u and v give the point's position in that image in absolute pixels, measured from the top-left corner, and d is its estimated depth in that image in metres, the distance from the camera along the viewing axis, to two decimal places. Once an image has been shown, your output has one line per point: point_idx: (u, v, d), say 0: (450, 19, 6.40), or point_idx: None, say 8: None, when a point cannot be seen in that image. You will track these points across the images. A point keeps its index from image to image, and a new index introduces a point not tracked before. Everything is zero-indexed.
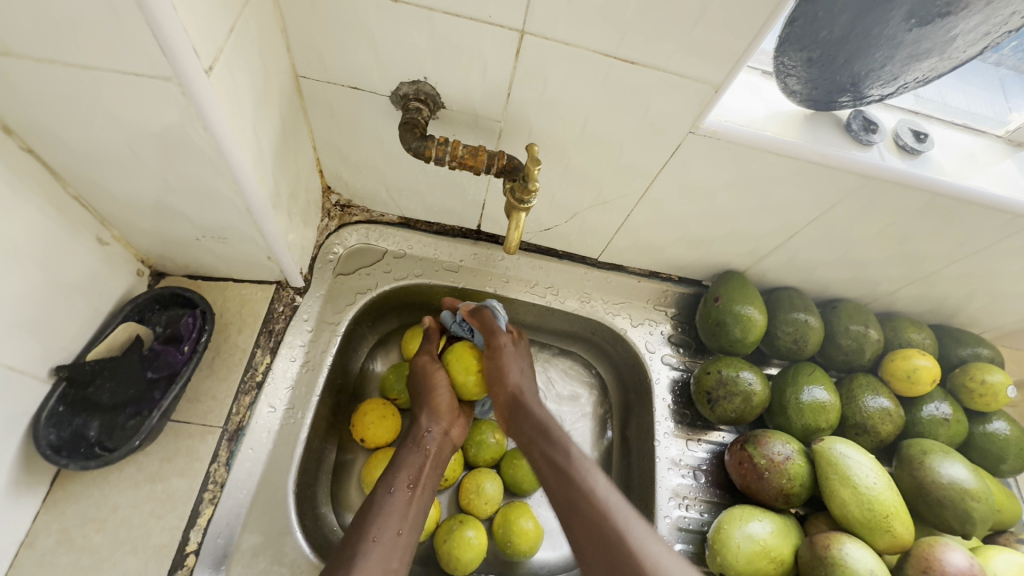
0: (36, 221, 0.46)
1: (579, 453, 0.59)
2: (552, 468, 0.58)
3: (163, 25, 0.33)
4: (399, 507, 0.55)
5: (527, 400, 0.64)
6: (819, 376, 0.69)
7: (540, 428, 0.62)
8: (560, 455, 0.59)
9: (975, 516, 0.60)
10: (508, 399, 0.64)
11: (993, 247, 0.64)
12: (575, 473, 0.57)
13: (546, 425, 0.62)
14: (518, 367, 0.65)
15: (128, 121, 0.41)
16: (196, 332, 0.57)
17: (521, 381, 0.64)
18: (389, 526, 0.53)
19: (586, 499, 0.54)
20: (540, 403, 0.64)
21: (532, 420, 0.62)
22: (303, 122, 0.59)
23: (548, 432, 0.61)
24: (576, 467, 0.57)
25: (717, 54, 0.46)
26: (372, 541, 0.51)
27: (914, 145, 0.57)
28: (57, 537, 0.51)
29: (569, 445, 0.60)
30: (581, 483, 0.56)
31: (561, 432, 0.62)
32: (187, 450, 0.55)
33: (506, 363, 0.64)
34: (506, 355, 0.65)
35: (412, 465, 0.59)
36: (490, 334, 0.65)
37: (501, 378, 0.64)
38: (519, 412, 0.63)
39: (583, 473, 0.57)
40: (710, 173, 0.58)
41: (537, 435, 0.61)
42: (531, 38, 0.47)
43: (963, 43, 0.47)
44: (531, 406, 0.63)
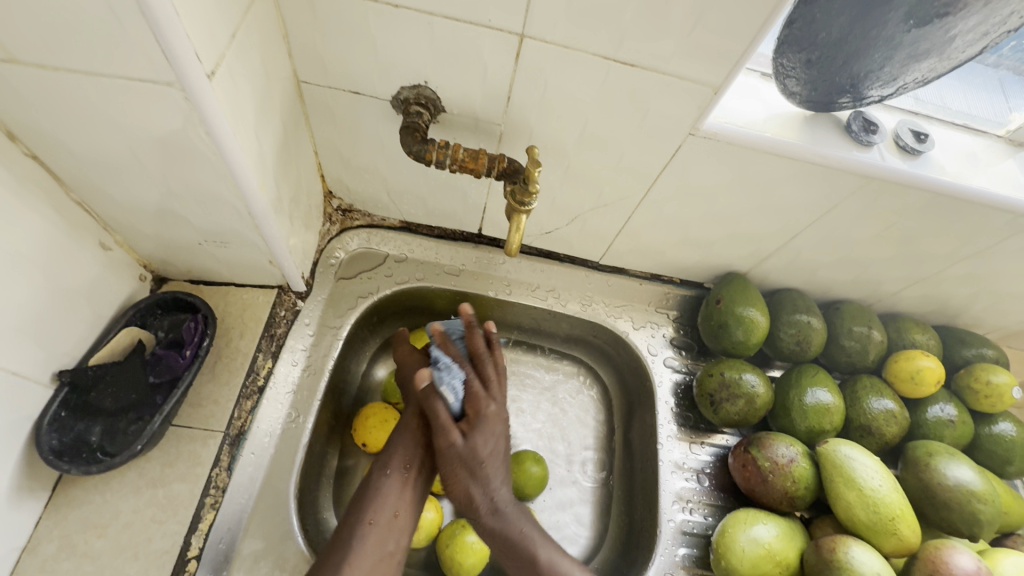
0: (38, 226, 0.46)
1: (534, 538, 0.57)
2: (507, 571, 0.55)
3: (165, 31, 0.33)
4: (395, 489, 0.58)
5: (487, 480, 0.58)
6: (822, 378, 0.68)
7: (495, 536, 0.57)
8: (524, 556, 0.55)
9: (982, 518, 0.59)
10: (468, 497, 0.58)
11: (996, 246, 0.64)
12: (519, 542, 0.56)
13: (510, 536, 0.57)
14: (467, 473, 0.58)
15: (130, 126, 0.41)
16: (199, 336, 0.57)
17: (490, 491, 0.58)
18: (386, 506, 0.56)
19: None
20: (500, 509, 0.58)
21: (485, 523, 0.58)
22: (305, 127, 0.60)
23: (506, 541, 0.57)
24: (522, 537, 0.57)
25: (717, 56, 0.46)
26: (368, 525, 0.54)
27: (915, 145, 0.57)
28: (59, 543, 0.50)
29: (534, 548, 0.56)
30: (529, 554, 0.56)
31: (530, 531, 0.57)
32: (189, 455, 0.55)
33: (459, 482, 0.58)
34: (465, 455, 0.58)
35: (407, 444, 0.60)
36: (441, 429, 0.58)
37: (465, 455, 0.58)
38: (478, 518, 0.58)
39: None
40: (710, 175, 0.58)
41: (494, 552, 0.57)
42: (530, 42, 0.47)
43: (962, 43, 0.47)
44: (496, 483, 0.58)
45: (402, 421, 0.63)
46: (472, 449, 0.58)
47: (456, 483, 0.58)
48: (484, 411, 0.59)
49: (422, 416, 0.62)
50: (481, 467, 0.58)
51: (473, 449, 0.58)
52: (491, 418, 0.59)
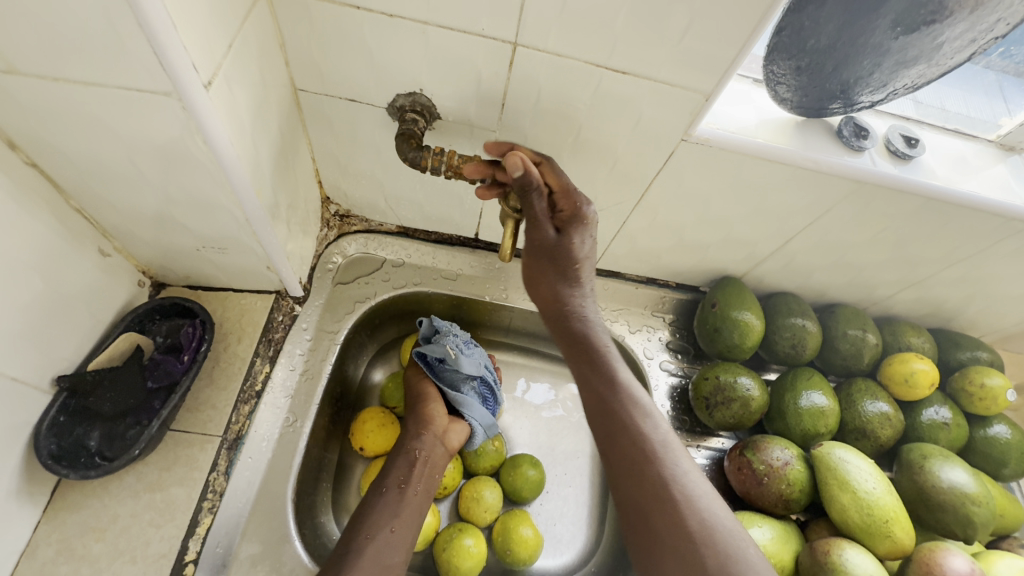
0: (38, 231, 0.47)
1: (633, 400, 0.53)
2: (616, 425, 0.52)
3: (163, 42, 0.34)
4: (391, 505, 0.56)
5: (571, 310, 0.58)
6: (817, 381, 0.69)
7: (600, 397, 0.54)
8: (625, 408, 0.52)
9: (976, 521, 0.60)
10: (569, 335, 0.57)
11: (988, 250, 0.65)
12: (620, 404, 0.53)
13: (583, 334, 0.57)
14: (575, 295, 0.58)
15: (129, 135, 0.42)
16: (196, 341, 0.58)
17: (584, 296, 0.58)
18: (383, 522, 0.54)
19: (644, 461, 0.49)
20: (586, 316, 0.58)
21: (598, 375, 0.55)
22: (302, 133, 0.60)
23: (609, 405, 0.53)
24: (623, 399, 0.53)
25: (707, 63, 0.46)
26: (364, 539, 0.52)
27: (905, 150, 0.58)
28: (57, 547, 0.51)
29: (638, 420, 0.52)
30: (624, 416, 0.52)
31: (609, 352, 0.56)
32: (186, 459, 0.56)
33: (546, 278, 0.58)
34: (552, 300, 0.58)
35: (403, 467, 0.60)
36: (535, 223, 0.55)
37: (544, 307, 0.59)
38: (580, 355, 0.56)
39: (658, 458, 0.49)
40: (703, 180, 0.59)
41: (596, 408, 0.53)
42: (523, 50, 0.48)
43: (950, 50, 0.48)
44: (597, 342, 0.57)
45: (400, 445, 0.63)
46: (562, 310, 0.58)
47: (558, 331, 0.58)
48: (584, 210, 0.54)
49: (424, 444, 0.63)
50: (586, 338, 0.57)
51: (570, 235, 0.55)
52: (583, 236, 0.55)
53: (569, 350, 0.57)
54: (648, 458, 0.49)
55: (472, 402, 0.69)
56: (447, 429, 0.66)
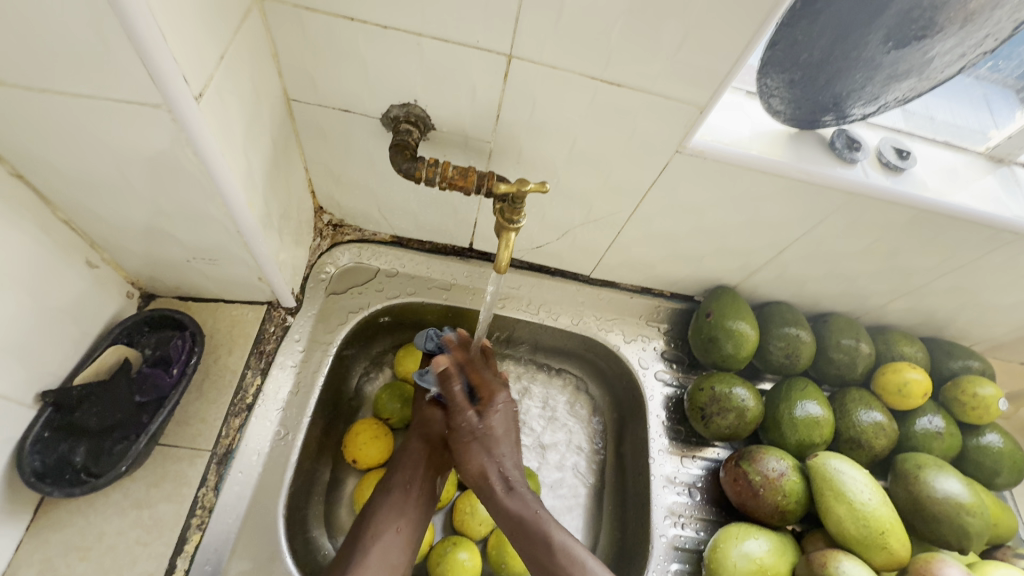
0: (23, 244, 0.46)
1: (571, 559, 0.51)
2: (534, 560, 0.53)
3: (153, 55, 0.34)
4: (397, 506, 0.58)
5: (496, 491, 0.57)
6: (812, 391, 0.69)
7: (513, 521, 0.55)
8: (540, 543, 0.53)
9: (970, 531, 0.60)
10: (480, 474, 0.58)
11: (978, 261, 0.65)
12: (533, 523, 0.54)
13: (522, 516, 0.55)
14: (484, 449, 0.58)
15: (118, 147, 0.41)
16: (186, 354, 0.57)
17: (503, 463, 0.58)
18: (388, 523, 0.57)
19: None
20: (514, 487, 0.57)
21: (504, 512, 0.56)
22: (295, 143, 0.60)
23: (523, 526, 0.54)
24: (533, 517, 0.55)
25: (702, 76, 0.47)
26: (370, 542, 0.55)
27: (897, 162, 0.58)
28: (40, 567, 0.50)
29: (549, 529, 0.54)
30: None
31: (538, 513, 0.55)
32: (175, 475, 0.55)
33: (472, 456, 0.58)
34: (473, 442, 0.58)
35: (410, 466, 0.61)
36: (456, 408, 0.58)
37: (465, 463, 0.58)
38: (488, 495, 0.57)
39: (568, 563, 0.51)
40: (698, 191, 0.59)
41: (512, 530, 0.55)
42: (518, 62, 0.48)
43: (941, 64, 0.49)
44: (501, 497, 0.56)
45: (410, 440, 0.63)
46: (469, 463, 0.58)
47: (471, 465, 0.58)
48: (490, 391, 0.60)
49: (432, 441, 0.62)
50: (492, 444, 0.58)
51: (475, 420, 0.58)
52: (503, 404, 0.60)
53: (516, 537, 0.54)
54: None
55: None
56: None
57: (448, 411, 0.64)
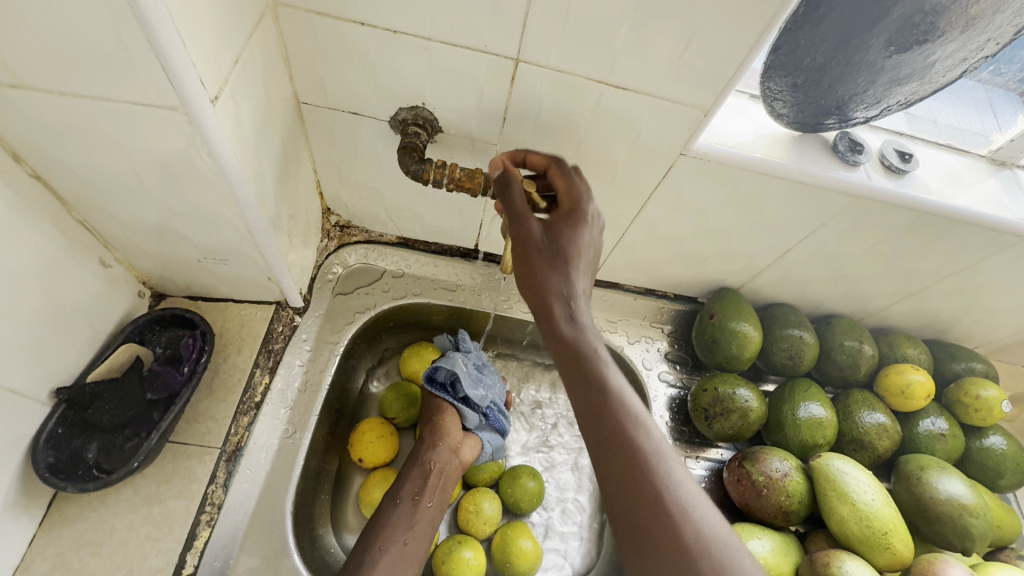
0: (40, 243, 0.47)
1: (637, 420, 0.41)
2: (589, 426, 0.41)
3: (171, 59, 0.34)
4: (404, 518, 0.58)
5: (562, 319, 0.44)
6: (815, 392, 0.69)
7: (570, 353, 0.44)
8: (597, 394, 0.42)
9: (974, 532, 0.60)
10: (540, 290, 0.45)
11: (981, 262, 0.66)
12: (590, 359, 0.43)
13: (577, 347, 0.44)
14: (580, 267, 0.46)
15: (134, 149, 0.42)
16: (197, 352, 0.58)
17: (570, 283, 0.45)
18: (397, 535, 0.56)
19: (626, 459, 0.39)
20: (577, 316, 0.45)
21: (558, 343, 0.44)
22: (304, 146, 0.61)
23: (579, 356, 0.43)
24: (593, 352, 0.44)
25: (706, 80, 0.47)
26: (380, 551, 0.54)
27: (899, 165, 0.59)
28: (52, 562, 0.50)
29: (607, 370, 0.43)
30: (631, 447, 0.40)
31: (597, 351, 0.44)
32: (185, 472, 0.55)
33: (540, 271, 0.45)
34: (539, 252, 0.46)
35: (418, 478, 0.62)
36: (518, 218, 0.47)
37: (529, 266, 0.46)
38: (544, 311, 0.45)
39: (632, 439, 0.40)
40: (701, 193, 0.60)
41: (567, 361, 0.44)
42: (525, 66, 0.49)
43: (942, 68, 0.49)
44: (559, 320, 0.45)
45: (415, 455, 0.64)
46: (549, 275, 0.45)
47: (522, 276, 0.47)
48: (579, 204, 0.48)
49: (439, 454, 0.64)
50: (566, 262, 0.45)
51: (579, 226, 0.47)
52: (580, 229, 0.47)
53: (567, 372, 0.44)
54: (636, 461, 0.39)
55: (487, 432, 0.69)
56: (461, 443, 0.66)
57: (455, 429, 0.66)
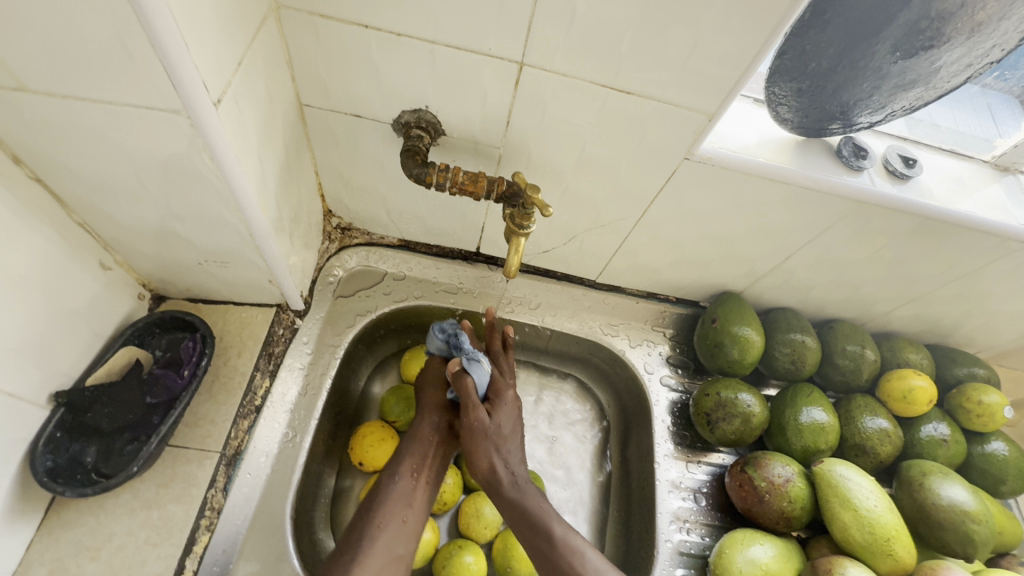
0: (39, 245, 0.47)
1: (578, 555, 0.53)
2: (535, 551, 0.55)
3: (174, 62, 0.34)
4: (404, 494, 0.59)
5: (506, 448, 0.60)
6: (817, 397, 0.69)
7: (529, 522, 0.56)
8: (543, 539, 0.55)
9: (976, 539, 0.60)
10: (490, 472, 0.60)
11: (984, 268, 0.65)
12: (540, 518, 0.56)
13: (527, 508, 0.57)
14: (494, 445, 0.60)
15: (135, 152, 0.42)
16: (197, 356, 0.57)
17: (509, 461, 0.60)
18: (395, 510, 0.57)
19: (561, 568, 0.53)
20: (519, 480, 0.59)
21: (507, 501, 0.58)
22: (306, 148, 0.60)
23: (537, 523, 0.56)
24: (541, 511, 0.57)
25: (712, 85, 0.47)
26: (377, 528, 0.55)
27: (903, 170, 0.58)
28: (50, 567, 0.50)
29: (553, 522, 0.56)
30: (570, 568, 0.52)
31: (543, 508, 0.57)
32: (184, 476, 0.55)
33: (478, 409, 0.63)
34: (484, 440, 0.60)
35: (417, 453, 0.61)
36: (469, 406, 0.60)
37: (473, 456, 0.61)
38: (494, 490, 0.59)
39: (570, 556, 0.53)
40: (704, 198, 0.60)
41: (529, 532, 0.56)
42: (529, 70, 0.48)
43: (948, 74, 0.49)
44: (506, 488, 0.59)
45: (414, 429, 0.64)
46: (483, 458, 0.60)
47: (478, 459, 0.60)
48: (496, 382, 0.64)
49: (436, 427, 0.64)
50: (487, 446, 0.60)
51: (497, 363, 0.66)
52: (512, 401, 0.64)
53: (526, 530, 0.56)
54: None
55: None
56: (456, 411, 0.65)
57: (450, 397, 0.65)
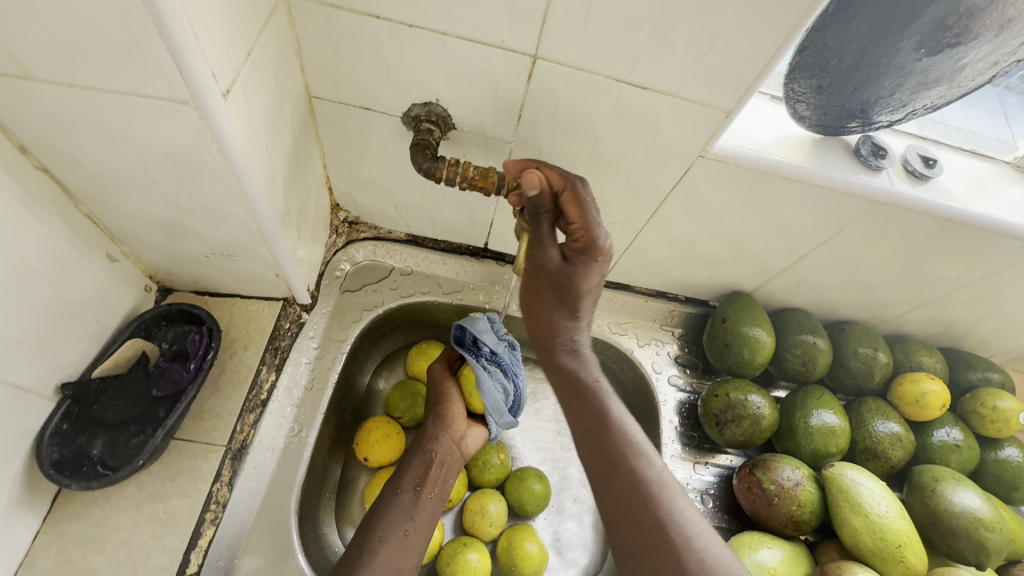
0: (46, 237, 0.46)
1: (630, 444, 0.49)
2: (585, 416, 0.51)
3: (183, 51, 0.33)
4: (405, 508, 0.58)
5: (558, 345, 0.54)
6: (828, 400, 0.68)
7: (572, 383, 0.53)
8: (586, 377, 0.53)
9: (989, 547, 0.59)
10: (546, 333, 0.54)
11: (1003, 272, 0.64)
12: (590, 391, 0.52)
13: (579, 376, 0.53)
14: (567, 311, 0.53)
15: (143, 144, 0.41)
16: (203, 349, 0.57)
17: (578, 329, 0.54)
18: (397, 525, 0.56)
19: (607, 450, 0.49)
20: (579, 350, 0.54)
21: (550, 323, 0.53)
22: (314, 141, 0.60)
23: (580, 391, 0.52)
24: (593, 384, 0.52)
25: (729, 81, 0.46)
26: (379, 541, 0.53)
27: (923, 170, 0.57)
28: (56, 559, 0.50)
29: (608, 402, 0.52)
30: (620, 439, 0.49)
31: (600, 384, 0.53)
32: (189, 470, 0.55)
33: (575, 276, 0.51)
34: (551, 284, 0.52)
35: (419, 469, 0.61)
36: (536, 241, 0.51)
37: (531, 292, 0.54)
38: (552, 345, 0.54)
39: (619, 428, 0.50)
40: (718, 196, 0.59)
41: (569, 391, 0.53)
42: (542, 63, 0.47)
43: (973, 72, 0.48)
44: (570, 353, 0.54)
45: (418, 446, 0.64)
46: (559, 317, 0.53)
47: (537, 301, 0.53)
48: (595, 241, 0.50)
49: (441, 445, 0.63)
50: (573, 299, 0.52)
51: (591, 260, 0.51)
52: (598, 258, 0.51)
53: (566, 396, 0.53)
54: (613, 432, 0.50)
55: (486, 378, 0.64)
56: (465, 433, 0.66)
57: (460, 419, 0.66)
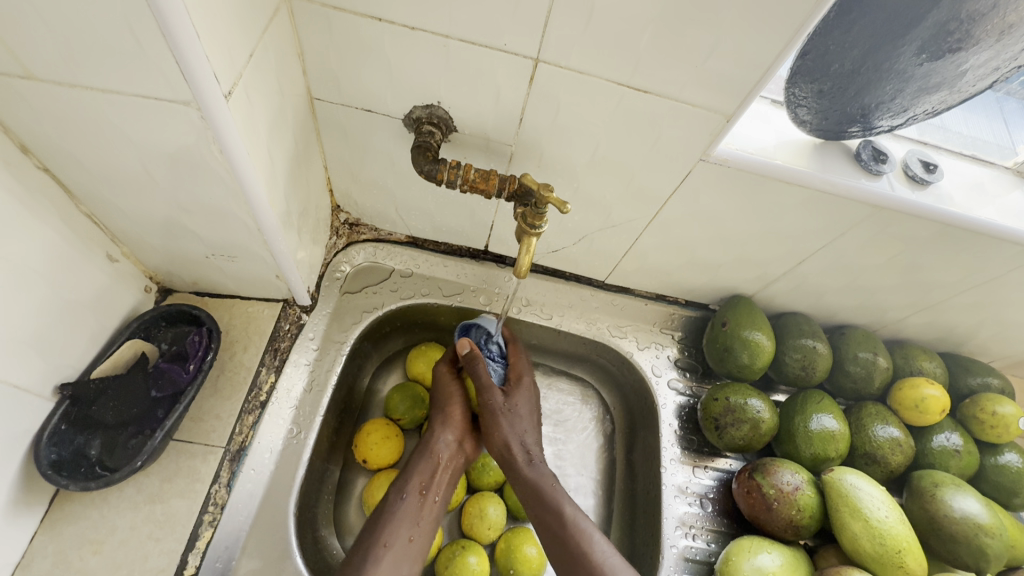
0: (46, 237, 0.46)
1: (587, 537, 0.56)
2: (544, 525, 0.58)
3: (185, 52, 0.33)
4: (411, 514, 0.58)
5: (517, 460, 0.62)
6: (827, 404, 0.68)
7: (530, 488, 0.60)
8: (552, 515, 0.58)
9: (988, 552, 0.59)
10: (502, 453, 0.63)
11: (1003, 277, 0.64)
12: (552, 500, 0.59)
13: (540, 484, 0.60)
14: (511, 425, 0.63)
15: (144, 145, 0.42)
16: (203, 350, 0.57)
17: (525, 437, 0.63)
18: (402, 531, 0.56)
19: (562, 538, 0.57)
20: (536, 461, 0.62)
21: (522, 480, 0.61)
22: (316, 142, 0.60)
23: (539, 492, 0.60)
24: (553, 493, 0.60)
25: (731, 86, 0.46)
26: (384, 547, 0.54)
27: (924, 175, 0.57)
28: (53, 560, 0.50)
29: (562, 502, 0.59)
30: (576, 549, 0.55)
31: (552, 485, 0.61)
32: (188, 471, 0.55)
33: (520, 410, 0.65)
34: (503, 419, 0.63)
35: (423, 473, 0.61)
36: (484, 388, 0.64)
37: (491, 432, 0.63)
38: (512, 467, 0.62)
39: (576, 534, 0.56)
40: (719, 199, 0.59)
41: (529, 496, 0.60)
42: (544, 66, 0.47)
43: (973, 77, 0.48)
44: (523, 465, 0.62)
45: (423, 447, 0.63)
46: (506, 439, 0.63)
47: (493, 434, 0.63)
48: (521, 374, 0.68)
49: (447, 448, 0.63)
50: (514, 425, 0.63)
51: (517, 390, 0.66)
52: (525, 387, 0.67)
53: (532, 503, 0.60)
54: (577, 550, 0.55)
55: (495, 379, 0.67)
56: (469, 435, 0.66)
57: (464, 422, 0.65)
